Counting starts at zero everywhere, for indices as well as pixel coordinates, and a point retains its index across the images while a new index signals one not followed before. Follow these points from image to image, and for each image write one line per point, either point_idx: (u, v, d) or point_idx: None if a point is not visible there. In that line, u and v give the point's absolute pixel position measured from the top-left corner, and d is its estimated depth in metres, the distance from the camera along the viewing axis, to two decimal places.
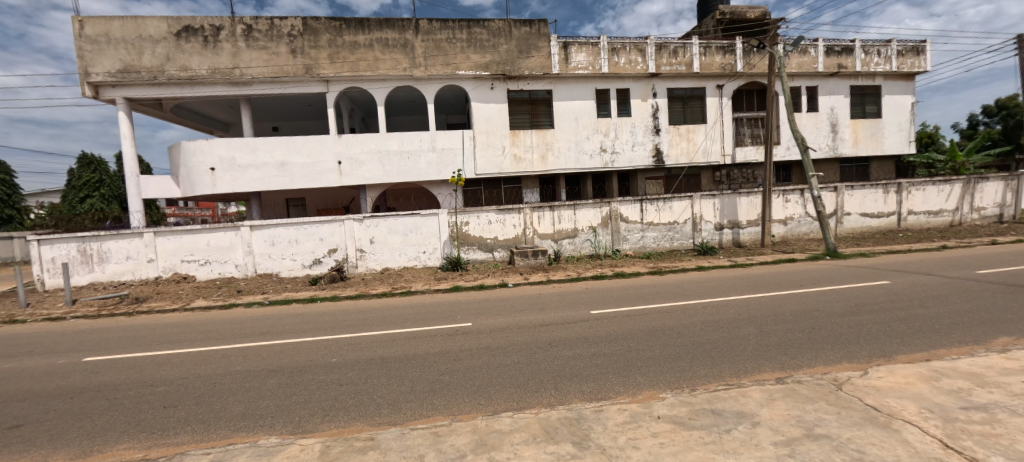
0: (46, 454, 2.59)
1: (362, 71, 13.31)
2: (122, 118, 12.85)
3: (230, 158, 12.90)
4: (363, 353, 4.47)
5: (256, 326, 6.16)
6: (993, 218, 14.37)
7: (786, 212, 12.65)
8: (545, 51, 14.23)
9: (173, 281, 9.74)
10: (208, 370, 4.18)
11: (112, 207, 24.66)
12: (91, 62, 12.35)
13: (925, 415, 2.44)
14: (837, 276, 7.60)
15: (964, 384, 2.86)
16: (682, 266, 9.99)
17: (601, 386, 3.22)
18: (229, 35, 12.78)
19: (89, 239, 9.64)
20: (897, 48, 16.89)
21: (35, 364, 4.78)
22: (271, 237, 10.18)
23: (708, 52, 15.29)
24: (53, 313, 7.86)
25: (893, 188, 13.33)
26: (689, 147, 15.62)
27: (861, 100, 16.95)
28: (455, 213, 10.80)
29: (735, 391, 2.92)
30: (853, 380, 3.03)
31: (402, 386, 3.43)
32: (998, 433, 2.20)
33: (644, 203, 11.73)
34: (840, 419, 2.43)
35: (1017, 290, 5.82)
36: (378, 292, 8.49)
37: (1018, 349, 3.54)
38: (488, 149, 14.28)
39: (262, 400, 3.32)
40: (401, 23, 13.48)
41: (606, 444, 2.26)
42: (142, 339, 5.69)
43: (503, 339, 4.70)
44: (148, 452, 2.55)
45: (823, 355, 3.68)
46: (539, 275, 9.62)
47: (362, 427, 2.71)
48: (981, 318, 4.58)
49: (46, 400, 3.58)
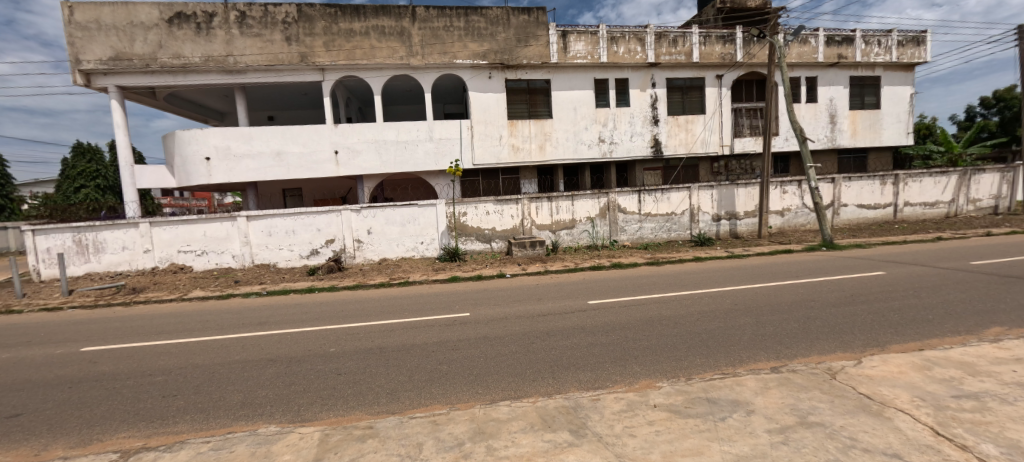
0: (45, 443, 2.59)
1: (358, 60, 13.14)
2: (114, 106, 12.65)
3: (226, 148, 12.77)
4: (363, 343, 4.49)
5: (254, 316, 6.15)
6: (988, 210, 14.45)
7: (784, 204, 12.68)
8: (543, 40, 14.06)
9: (169, 272, 9.70)
10: (207, 360, 4.19)
11: (107, 197, 24.47)
12: (82, 49, 12.12)
13: (917, 403, 2.48)
14: (831, 267, 7.66)
15: (956, 373, 2.90)
16: (679, 257, 10.03)
17: (598, 375, 3.25)
18: (222, 22, 12.53)
19: (84, 229, 9.59)
20: (898, 38, 16.78)
21: (34, 354, 4.76)
22: (267, 228, 10.15)
23: (708, 41, 15.15)
24: (50, 303, 7.86)
25: (891, 179, 13.36)
26: (687, 138, 15.56)
27: (860, 91, 16.89)
28: (454, 204, 10.78)
29: (731, 380, 2.95)
30: (847, 369, 3.06)
31: (401, 375, 3.46)
32: (988, 421, 2.24)
33: (642, 194, 11.72)
34: (833, 407, 2.47)
35: (1009, 281, 5.88)
36: (376, 283, 8.51)
37: (1009, 339, 3.58)
38: (486, 139, 14.19)
39: (262, 389, 3.34)
40: (397, 10, 13.27)
41: (603, 431, 2.29)
42: (141, 329, 5.69)
43: (501, 329, 4.72)
44: (148, 440, 2.56)
45: (818, 345, 3.71)
46: (537, 265, 9.66)
47: (361, 416, 2.73)
48: (974, 309, 4.62)
49: (45, 390, 3.57)
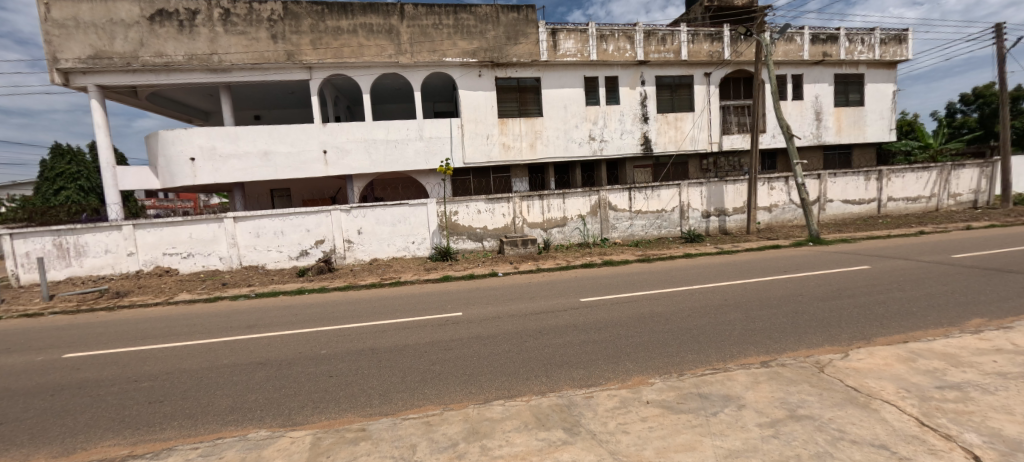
0: (28, 453, 2.52)
1: (346, 58, 12.98)
2: (94, 106, 12.31)
3: (211, 148, 12.53)
4: (354, 345, 4.44)
5: (243, 319, 6.07)
6: (968, 204, 14.85)
7: (772, 200, 12.87)
8: (533, 38, 14.04)
9: (155, 275, 9.50)
10: (194, 364, 4.11)
11: (89, 200, 23.89)
12: (59, 47, 11.77)
13: (902, 394, 2.53)
14: (817, 262, 7.79)
15: (940, 364, 2.97)
16: (670, 253, 10.21)
17: (591, 372, 3.26)
18: (206, 19, 12.26)
19: (65, 232, 9.33)
20: (880, 36, 17.10)
21: (12, 361, 4.62)
22: (255, 229, 9.98)
23: (696, 39, 15.28)
24: (29, 309, 7.62)
25: (875, 175, 13.65)
26: (677, 135, 15.68)
27: (845, 88, 17.17)
28: (444, 203, 10.72)
29: (722, 375, 2.98)
30: (834, 362, 3.12)
31: (394, 377, 3.43)
32: (971, 410, 2.30)
33: (633, 191, 11.79)
34: (822, 400, 2.51)
35: (989, 273, 6.03)
36: (367, 283, 8.43)
37: (990, 330, 3.67)
38: (476, 137, 14.13)
39: (251, 393, 3.29)
40: (385, 7, 13.12)
41: (596, 429, 2.29)
42: (125, 334, 5.57)
43: (495, 328, 4.72)
44: (134, 448, 2.50)
45: (806, 338, 3.79)
46: (529, 263, 9.66)
47: (352, 418, 2.70)
48: (955, 301, 4.74)
49: (26, 398, 3.47)
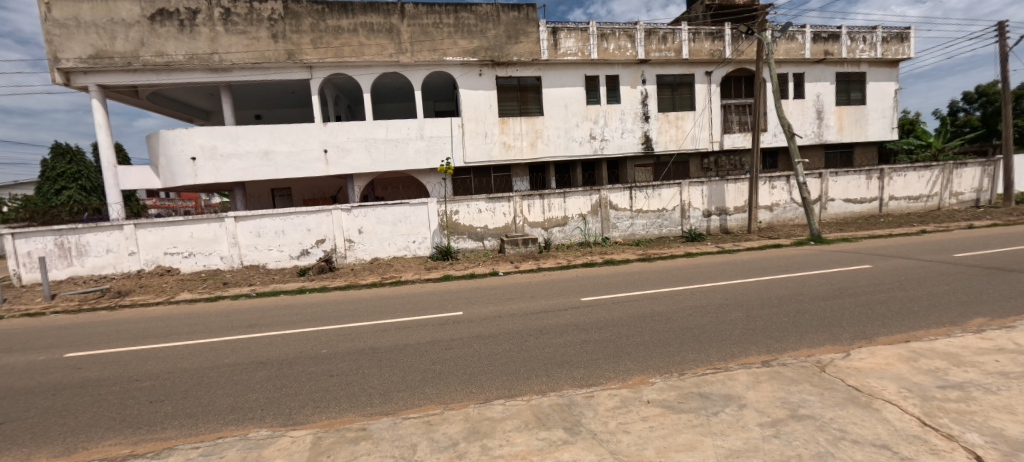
0: (31, 452, 2.53)
1: (347, 57, 12.98)
2: (96, 106, 12.33)
3: (212, 147, 12.53)
4: (355, 344, 4.44)
5: (244, 318, 6.07)
6: (970, 203, 14.80)
7: (773, 199, 12.85)
8: (533, 37, 14.02)
9: (156, 274, 9.52)
10: (196, 364, 4.11)
11: (91, 200, 23.94)
12: (60, 47, 11.78)
13: (903, 394, 2.52)
14: (819, 261, 7.74)
15: (941, 364, 2.96)
16: (671, 252, 10.15)
17: (592, 372, 3.26)
18: (206, 19, 12.26)
19: (66, 232, 9.35)
20: (882, 34, 17.05)
21: (14, 360, 4.63)
22: (256, 228, 10.00)
23: (697, 38, 15.26)
24: (31, 309, 7.64)
25: (876, 174, 13.63)
26: (678, 135, 15.66)
27: (847, 87, 17.13)
28: (446, 202, 10.73)
29: (723, 375, 2.97)
30: (835, 361, 3.11)
31: (394, 376, 3.43)
32: (972, 410, 2.29)
33: (634, 190, 11.79)
34: (823, 399, 2.50)
35: (992, 272, 6.01)
36: (368, 283, 8.43)
37: (993, 330, 3.67)
38: (477, 136, 14.13)
39: (252, 393, 3.29)
40: (386, 7, 13.11)
41: (597, 428, 2.29)
42: (125, 334, 5.58)
43: (495, 328, 4.72)
44: (135, 448, 2.50)
45: (807, 338, 3.77)
46: (530, 262, 9.66)
47: (353, 418, 2.71)
48: (958, 300, 4.73)
49: (27, 397, 3.48)
